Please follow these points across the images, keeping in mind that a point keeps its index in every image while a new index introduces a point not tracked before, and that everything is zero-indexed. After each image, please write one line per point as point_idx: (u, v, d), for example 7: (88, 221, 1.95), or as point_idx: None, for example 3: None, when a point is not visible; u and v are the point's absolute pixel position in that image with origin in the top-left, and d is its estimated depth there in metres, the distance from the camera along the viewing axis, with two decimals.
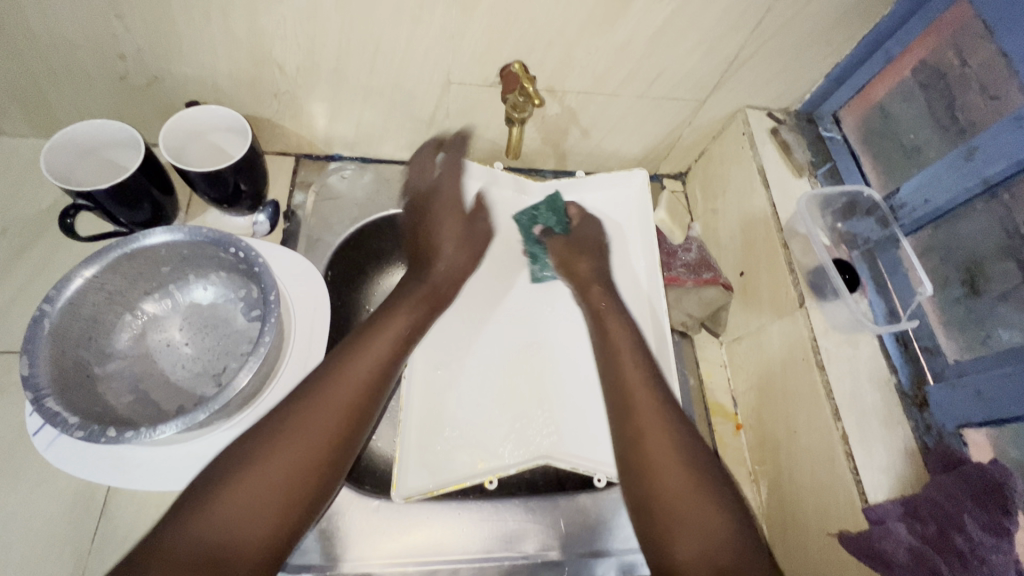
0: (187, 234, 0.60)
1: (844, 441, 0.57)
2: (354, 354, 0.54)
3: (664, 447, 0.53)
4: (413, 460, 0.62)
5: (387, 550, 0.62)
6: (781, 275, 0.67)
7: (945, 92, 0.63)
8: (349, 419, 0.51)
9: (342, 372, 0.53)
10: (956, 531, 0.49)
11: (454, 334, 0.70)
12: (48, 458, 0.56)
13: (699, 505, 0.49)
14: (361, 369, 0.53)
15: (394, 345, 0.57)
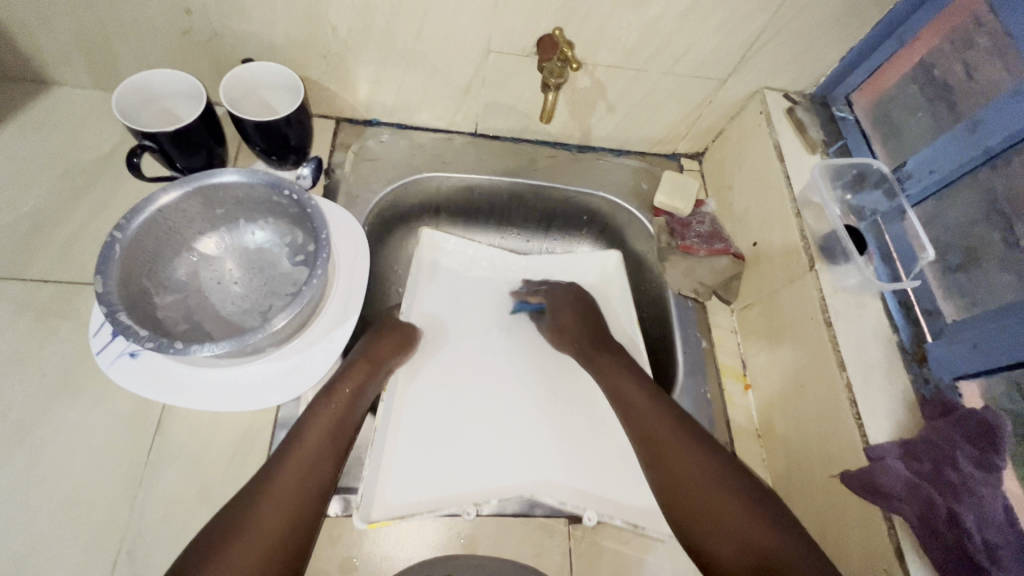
0: (244, 177, 0.65)
1: (848, 389, 0.61)
2: (308, 418, 0.58)
3: (682, 452, 0.58)
4: (377, 489, 0.65)
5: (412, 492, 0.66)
6: (793, 241, 0.72)
7: (951, 75, 0.68)
8: (312, 471, 0.54)
9: (299, 433, 0.57)
10: (949, 467, 0.54)
11: (427, 375, 0.76)
12: (110, 375, 0.61)
13: (723, 494, 0.54)
14: (320, 422, 0.58)
15: (334, 418, 0.59)
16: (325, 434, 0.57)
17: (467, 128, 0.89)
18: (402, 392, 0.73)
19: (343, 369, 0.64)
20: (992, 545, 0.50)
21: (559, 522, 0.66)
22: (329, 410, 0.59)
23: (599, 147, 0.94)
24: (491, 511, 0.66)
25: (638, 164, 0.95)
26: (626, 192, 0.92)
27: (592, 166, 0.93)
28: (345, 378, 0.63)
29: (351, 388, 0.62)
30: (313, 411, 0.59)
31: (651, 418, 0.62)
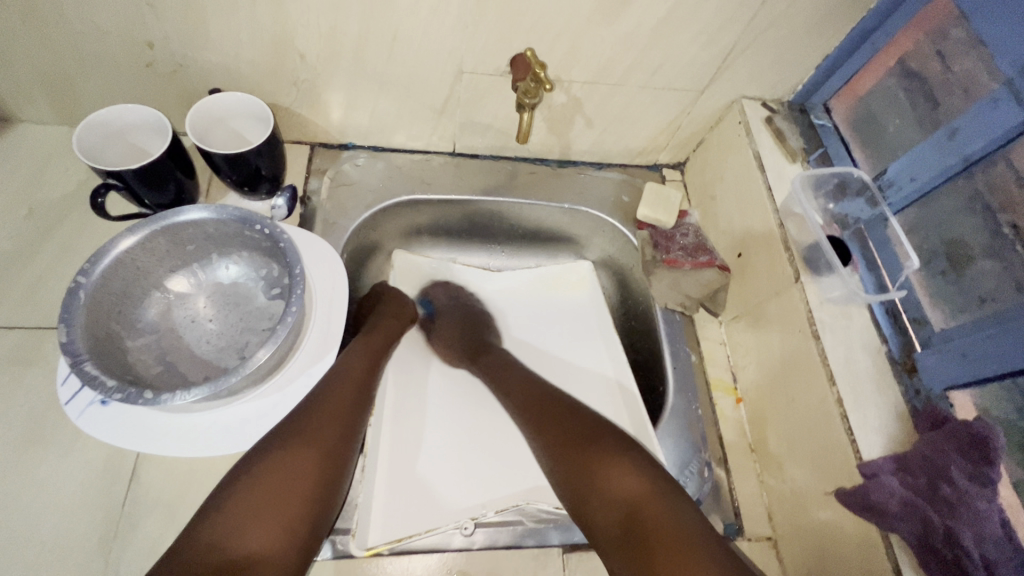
0: (215, 213, 0.63)
1: (839, 404, 0.60)
2: (351, 352, 0.68)
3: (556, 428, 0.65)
4: (372, 516, 0.66)
5: (402, 526, 0.66)
6: (778, 253, 0.71)
7: (924, 87, 0.68)
8: (350, 400, 0.62)
9: (344, 365, 0.65)
10: (945, 482, 0.53)
11: (410, 403, 0.79)
12: (79, 426, 0.58)
13: (605, 458, 0.59)
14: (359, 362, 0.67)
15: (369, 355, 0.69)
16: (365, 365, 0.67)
17: (445, 148, 0.88)
18: (385, 423, 0.75)
19: (375, 325, 0.74)
20: (989, 559, 0.50)
21: (552, 552, 0.65)
22: (359, 351, 0.68)
23: (579, 161, 0.93)
24: (482, 544, 0.64)
25: (621, 176, 0.94)
26: (609, 206, 0.91)
27: (572, 181, 0.92)
28: (378, 331, 0.74)
29: (382, 341, 0.73)
30: (355, 347, 0.69)
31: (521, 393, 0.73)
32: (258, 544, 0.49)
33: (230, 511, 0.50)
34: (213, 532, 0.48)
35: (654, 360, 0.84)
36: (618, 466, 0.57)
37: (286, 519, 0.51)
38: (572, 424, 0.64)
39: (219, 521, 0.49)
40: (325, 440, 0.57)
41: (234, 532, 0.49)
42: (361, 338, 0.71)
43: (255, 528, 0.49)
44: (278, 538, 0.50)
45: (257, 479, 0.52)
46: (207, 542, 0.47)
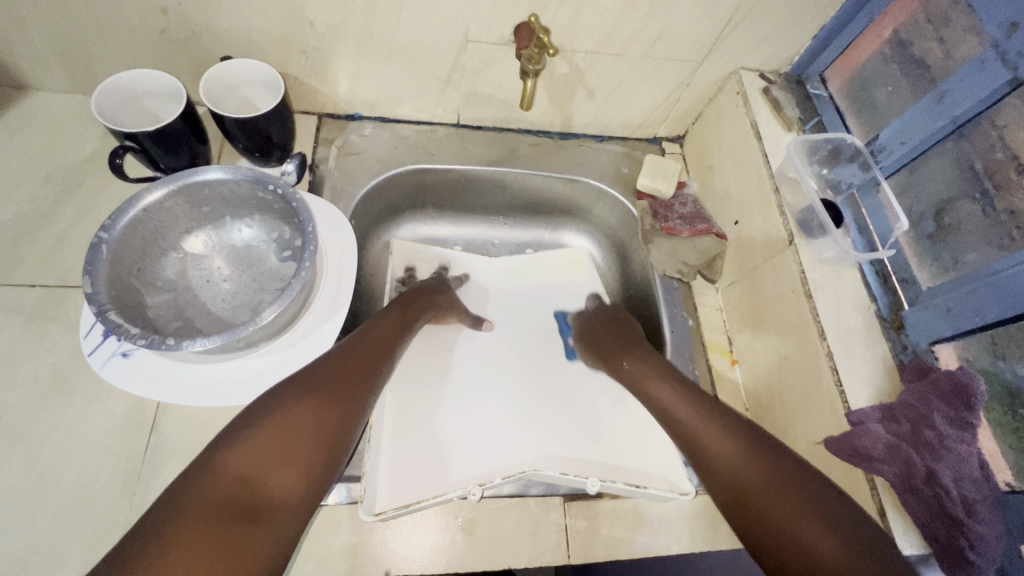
0: (229, 174, 0.65)
1: (829, 357, 0.63)
2: (379, 320, 0.70)
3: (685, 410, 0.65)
4: (380, 483, 0.65)
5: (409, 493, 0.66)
6: (773, 217, 0.73)
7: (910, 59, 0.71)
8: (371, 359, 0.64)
9: (373, 330, 0.68)
10: (927, 428, 0.56)
11: (415, 383, 0.79)
12: (101, 376, 0.61)
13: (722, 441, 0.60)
14: (386, 327, 0.69)
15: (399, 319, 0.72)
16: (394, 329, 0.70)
17: (450, 119, 0.90)
18: (389, 404, 0.74)
19: (405, 298, 0.76)
20: (967, 499, 0.53)
21: (555, 500, 0.68)
22: (387, 322, 0.70)
23: (580, 133, 0.95)
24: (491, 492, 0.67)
25: (621, 149, 0.96)
26: (610, 178, 0.93)
27: (574, 153, 0.94)
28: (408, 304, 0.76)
29: (416, 310, 0.76)
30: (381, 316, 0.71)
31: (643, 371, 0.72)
32: (282, 484, 0.50)
33: (252, 450, 0.50)
34: (241, 466, 0.49)
35: (653, 324, 0.86)
36: (730, 442, 0.59)
37: (303, 469, 0.52)
38: (665, 384, 0.69)
39: (244, 456, 0.50)
40: (344, 397, 0.59)
41: (259, 474, 0.50)
42: (394, 308, 0.73)
43: (277, 471, 0.51)
44: (298, 482, 0.52)
45: (286, 413, 0.54)
46: (230, 476, 0.48)
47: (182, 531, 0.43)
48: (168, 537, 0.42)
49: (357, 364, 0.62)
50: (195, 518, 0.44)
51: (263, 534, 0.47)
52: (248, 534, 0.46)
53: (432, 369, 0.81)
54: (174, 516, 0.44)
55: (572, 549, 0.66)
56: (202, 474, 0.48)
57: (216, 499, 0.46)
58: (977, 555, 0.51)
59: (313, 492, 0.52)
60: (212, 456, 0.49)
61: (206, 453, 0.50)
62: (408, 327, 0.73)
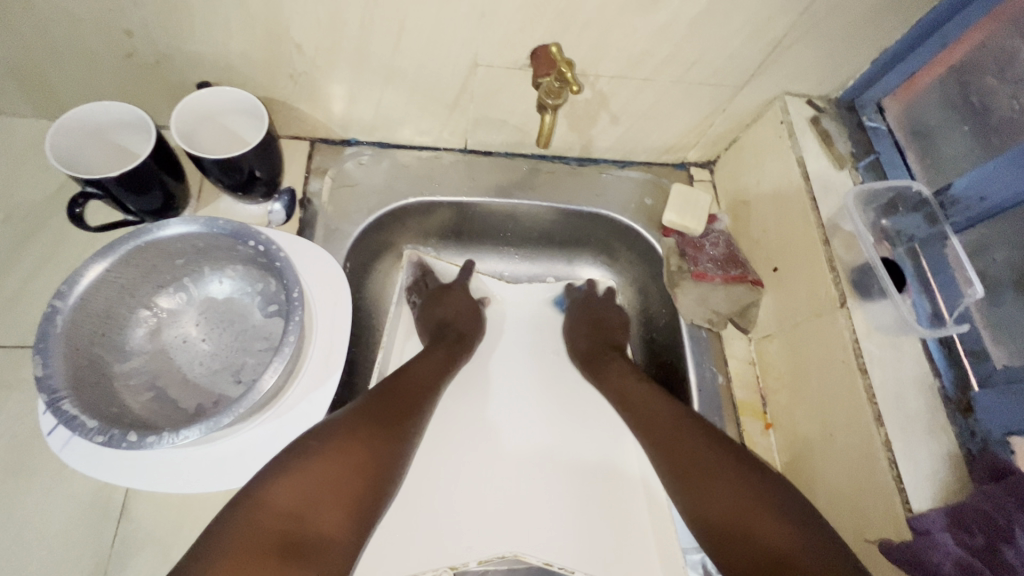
0: (203, 226, 0.57)
1: (887, 447, 0.55)
2: (418, 359, 0.70)
3: (697, 448, 0.61)
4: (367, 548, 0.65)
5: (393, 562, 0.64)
6: (821, 272, 0.65)
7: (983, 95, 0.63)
8: (416, 395, 0.64)
9: (411, 370, 0.67)
10: (1005, 543, 0.47)
11: None
12: (63, 459, 0.54)
13: (739, 493, 0.55)
14: (423, 367, 0.69)
15: (444, 359, 0.72)
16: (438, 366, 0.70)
17: (456, 144, 0.81)
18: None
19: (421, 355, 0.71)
20: None
21: None
22: (432, 357, 0.71)
23: (600, 159, 0.86)
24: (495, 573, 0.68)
25: (645, 176, 0.87)
26: (633, 210, 0.84)
27: (593, 181, 0.85)
28: (429, 357, 0.71)
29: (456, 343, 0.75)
30: (424, 355, 0.71)
31: (654, 402, 0.68)
32: (330, 523, 0.49)
33: (298, 485, 0.49)
34: (286, 501, 0.48)
35: (677, 377, 0.79)
36: (731, 493, 0.56)
37: (348, 506, 0.51)
38: (668, 423, 0.64)
39: (290, 490, 0.48)
40: (390, 430, 0.58)
41: (305, 512, 0.48)
42: (440, 347, 0.73)
43: (322, 508, 0.49)
44: (343, 521, 0.50)
45: (331, 447, 0.52)
46: (277, 515, 0.47)
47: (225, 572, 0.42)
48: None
49: (404, 402, 0.62)
50: (240, 560, 0.43)
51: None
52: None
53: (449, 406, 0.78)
54: (217, 555, 0.43)
55: None
56: (248, 505, 0.47)
57: (260, 537, 0.45)
58: None
59: (357, 531, 0.51)
60: (258, 486, 0.48)
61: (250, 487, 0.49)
62: (450, 364, 0.72)
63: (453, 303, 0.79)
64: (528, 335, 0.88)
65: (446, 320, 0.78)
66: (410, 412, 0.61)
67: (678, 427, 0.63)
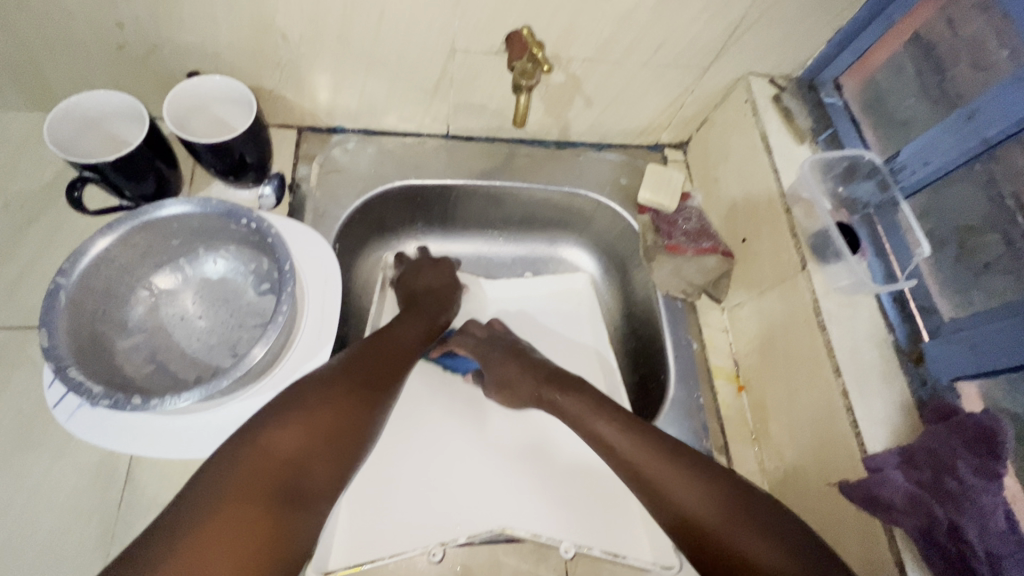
0: (198, 206, 0.60)
1: (844, 395, 0.59)
2: (404, 321, 0.71)
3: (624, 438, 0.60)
4: (341, 532, 0.62)
5: (368, 547, 0.62)
6: (784, 240, 0.69)
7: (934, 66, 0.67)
8: (401, 355, 0.65)
9: (393, 330, 0.68)
10: (950, 476, 0.52)
11: (410, 416, 0.74)
12: (69, 429, 0.57)
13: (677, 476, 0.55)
14: (410, 330, 0.70)
15: (427, 321, 0.73)
16: (422, 329, 0.71)
17: (438, 130, 0.84)
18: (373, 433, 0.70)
19: (404, 317, 0.72)
20: (994, 554, 0.49)
21: (554, 544, 0.64)
22: (420, 321, 0.72)
23: (578, 142, 0.90)
24: (478, 538, 0.63)
25: (621, 158, 0.91)
26: (609, 190, 0.88)
27: (571, 163, 0.89)
28: (409, 321, 0.71)
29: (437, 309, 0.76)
30: (410, 315, 0.73)
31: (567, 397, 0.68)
32: (319, 477, 0.50)
33: (295, 435, 0.50)
34: (285, 449, 0.48)
35: (655, 347, 0.83)
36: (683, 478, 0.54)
37: (338, 460, 0.52)
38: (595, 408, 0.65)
39: (287, 437, 0.49)
40: (379, 385, 0.59)
41: (300, 463, 0.49)
42: (418, 311, 0.74)
43: (316, 459, 0.50)
44: (334, 475, 0.51)
45: (321, 399, 0.53)
46: (275, 459, 0.48)
47: (223, 510, 0.43)
48: (217, 518, 0.42)
49: (390, 361, 0.63)
50: (230, 508, 0.43)
51: (303, 520, 0.47)
52: (295, 523, 0.46)
53: (439, 391, 0.78)
54: (214, 496, 0.44)
55: None
56: (248, 449, 0.47)
57: (258, 479, 0.46)
58: None
59: (344, 483, 0.52)
60: (256, 433, 0.49)
61: (242, 433, 0.49)
62: (431, 331, 0.73)
63: (437, 272, 0.82)
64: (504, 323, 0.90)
65: (425, 287, 0.79)
66: (395, 371, 0.63)
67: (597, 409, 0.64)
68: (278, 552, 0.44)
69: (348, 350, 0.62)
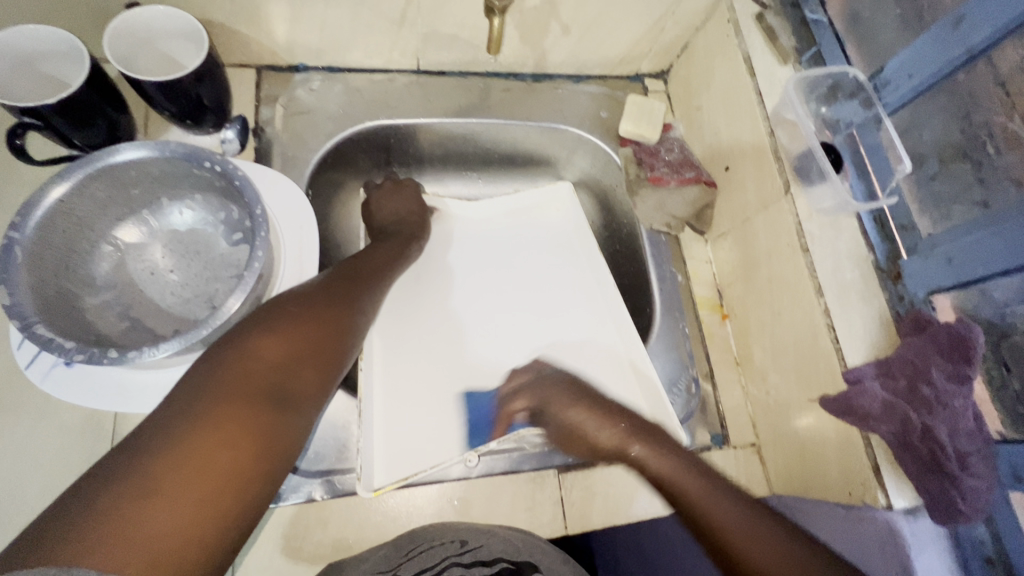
0: (156, 149, 0.56)
1: (826, 314, 0.61)
2: (377, 244, 0.71)
3: (700, 490, 0.52)
4: (376, 460, 0.64)
5: (398, 470, 0.64)
6: (767, 165, 0.68)
7: None
8: (375, 274, 0.65)
9: (366, 253, 0.68)
10: (925, 383, 0.53)
11: (400, 344, 0.75)
12: (45, 390, 0.55)
13: (759, 542, 0.47)
14: (381, 252, 0.70)
15: (402, 244, 0.73)
16: (394, 252, 0.71)
17: (408, 65, 0.80)
18: (377, 365, 0.71)
19: (379, 241, 0.72)
20: (961, 452, 0.52)
21: (549, 473, 0.66)
22: (393, 245, 0.72)
23: (555, 75, 0.86)
24: (503, 469, 0.65)
25: (600, 90, 0.87)
26: (590, 124, 0.85)
27: (550, 97, 0.85)
28: (382, 246, 0.71)
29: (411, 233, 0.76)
30: (383, 240, 0.72)
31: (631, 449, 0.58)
32: (306, 382, 0.50)
33: (281, 341, 0.49)
34: (271, 353, 0.48)
35: (641, 281, 0.83)
36: (762, 542, 0.47)
37: (325, 368, 0.52)
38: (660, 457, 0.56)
39: (274, 343, 0.49)
40: (356, 301, 0.59)
41: (288, 368, 0.48)
42: (390, 239, 0.73)
43: (303, 366, 0.50)
44: (322, 381, 0.51)
45: (300, 309, 0.53)
46: (262, 362, 0.47)
47: (215, 409, 0.42)
48: (210, 414, 0.42)
49: (366, 280, 0.63)
50: (221, 410, 0.42)
51: (294, 421, 0.47)
52: (285, 423, 0.46)
53: (420, 313, 0.79)
54: (204, 398, 0.43)
55: (569, 520, 0.64)
56: (236, 353, 0.46)
57: (248, 383, 0.45)
58: (967, 506, 0.51)
59: (331, 389, 0.52)
60: (240, 340, 0.48)
61: (228, 339, 0.48)
62: (403, 256, 0.72)
63: (402, 197, 0.79)
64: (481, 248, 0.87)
65: (394, 217, 0.77)
66: (370, 289, 0.62)
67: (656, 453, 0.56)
68: (271, 451, 0.44)
69: (323, 273, 0.61)
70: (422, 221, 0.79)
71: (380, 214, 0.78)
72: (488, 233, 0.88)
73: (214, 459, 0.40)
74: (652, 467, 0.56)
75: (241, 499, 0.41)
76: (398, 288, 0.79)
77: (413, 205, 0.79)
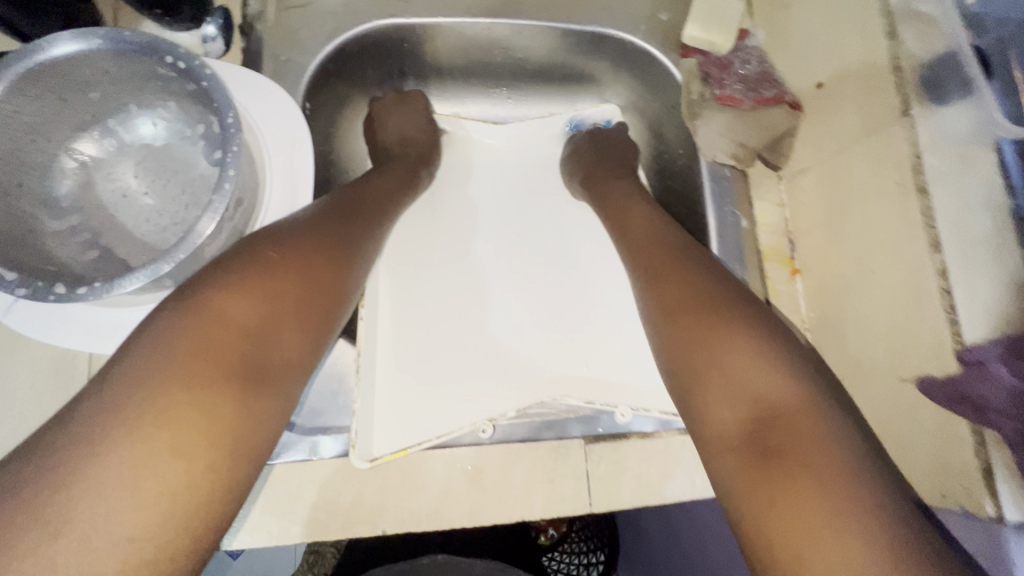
0: (106, 40, 0.45)
1: (942, 276, 0.46)
2: (379, 171, 0.60)
3: (696, 291, 0.50)
4: (375, 422, 0.56)
5: (401, 434, 0.56)
6: (878, 75, 0.53)
7: None
8: (375, 208, 0.55)
9: (366, 182, 0.57)
10: None
11: (408, 288, 0.65)
12: (8, 325, 0.49)
13: (743, 359, 0.44)
14: (382, 181, 0.59)
15: (405, 172, 0.62)
16: (398, 182, 0.60)
17: None
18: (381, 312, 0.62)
19: (381, 168, 0.61)
20: None
21: (573, 443, 0.57)
22: (398, 173, 0.62)
23: None
24: (521, 437, 0.57)
25: None
26: (646, 27, 0.69)
27: None
28: (385, 175, 0.60)
29: (416, 161, 0.65)
30: (386, 168, 0.61)
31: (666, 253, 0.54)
32: (288, 347, 0.42)
33: (254, 299, 0.40)
34: (239, 315, 0.39)
35: (693, 225, 0.71)
36: (740, 349, 0.45)
37: (311, 325, 0.44)
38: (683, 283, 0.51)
39: (245, 302, 0.40)
40: (348, 245, 0.49)
41: (265, 334, 0.40)
42: (395, 166, 0.63)
43: (283, 329, 0.41)
44: (307, 343, 0.43)
45: (279, 255, 0.43)
46: (229, 326, 0.39)
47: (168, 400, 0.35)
48: (154, 412, 0.34)
49: (362, 215, 0.53)
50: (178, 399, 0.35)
51: (272, 400, 0.40)
52: (262, 404, 0.39)
53: (433, 252, 0.69)
54: (152, 385, 0.35)
55: (594, 498, 0.57)
56: (196, 315, 0.38)
57: (213, 356, 0.37)
58: None
59: (320, 350, 0.45)
60: (201, 298, 0.39)
61: (188, 296, 0.39)
62: (408, 189, 0.62)
63: (409, 112, 0.69)
64: (509, 179, 0.75)
65: (399, 137, 0.67)
66: (369, 229, 0.52)
67: (678, 265, 0.52)
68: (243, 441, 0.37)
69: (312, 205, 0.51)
70: (434, 143, 0.69)
71: (388, 138, 0.67)
72: (517, 161, 0.76)
73: (157, 468, 0.33)
74: (674, 275, 0.52)
75: (201, 513, 0.35)
76: (408, 224, 0.68)
77: (421, 127, 0.69)
